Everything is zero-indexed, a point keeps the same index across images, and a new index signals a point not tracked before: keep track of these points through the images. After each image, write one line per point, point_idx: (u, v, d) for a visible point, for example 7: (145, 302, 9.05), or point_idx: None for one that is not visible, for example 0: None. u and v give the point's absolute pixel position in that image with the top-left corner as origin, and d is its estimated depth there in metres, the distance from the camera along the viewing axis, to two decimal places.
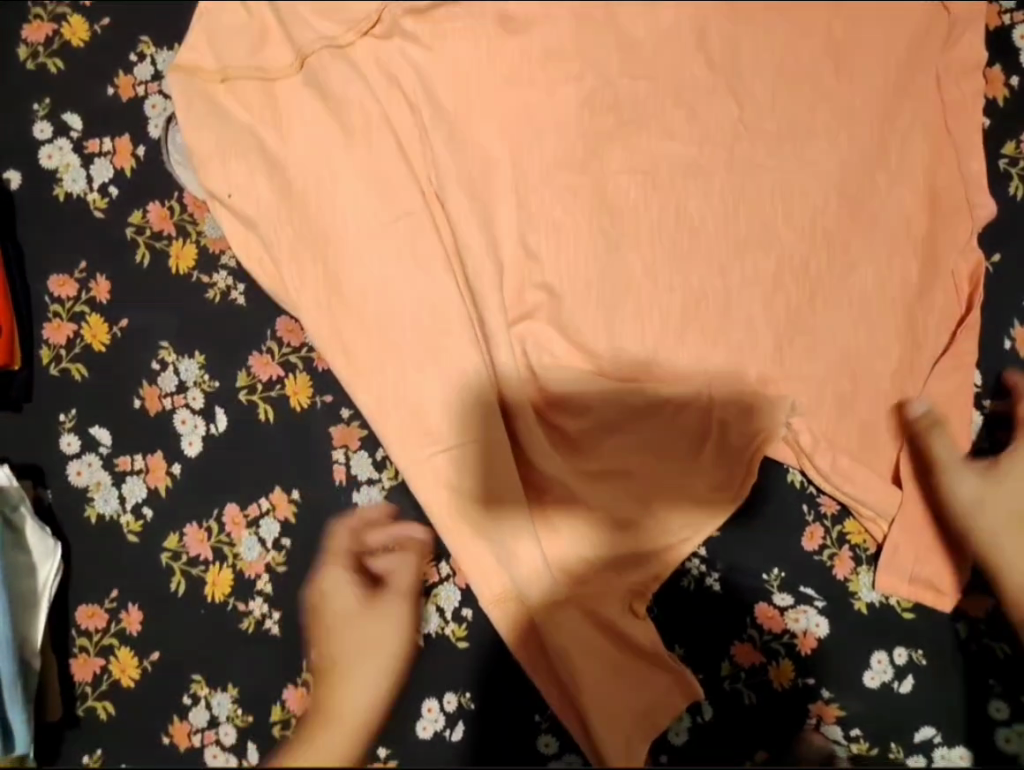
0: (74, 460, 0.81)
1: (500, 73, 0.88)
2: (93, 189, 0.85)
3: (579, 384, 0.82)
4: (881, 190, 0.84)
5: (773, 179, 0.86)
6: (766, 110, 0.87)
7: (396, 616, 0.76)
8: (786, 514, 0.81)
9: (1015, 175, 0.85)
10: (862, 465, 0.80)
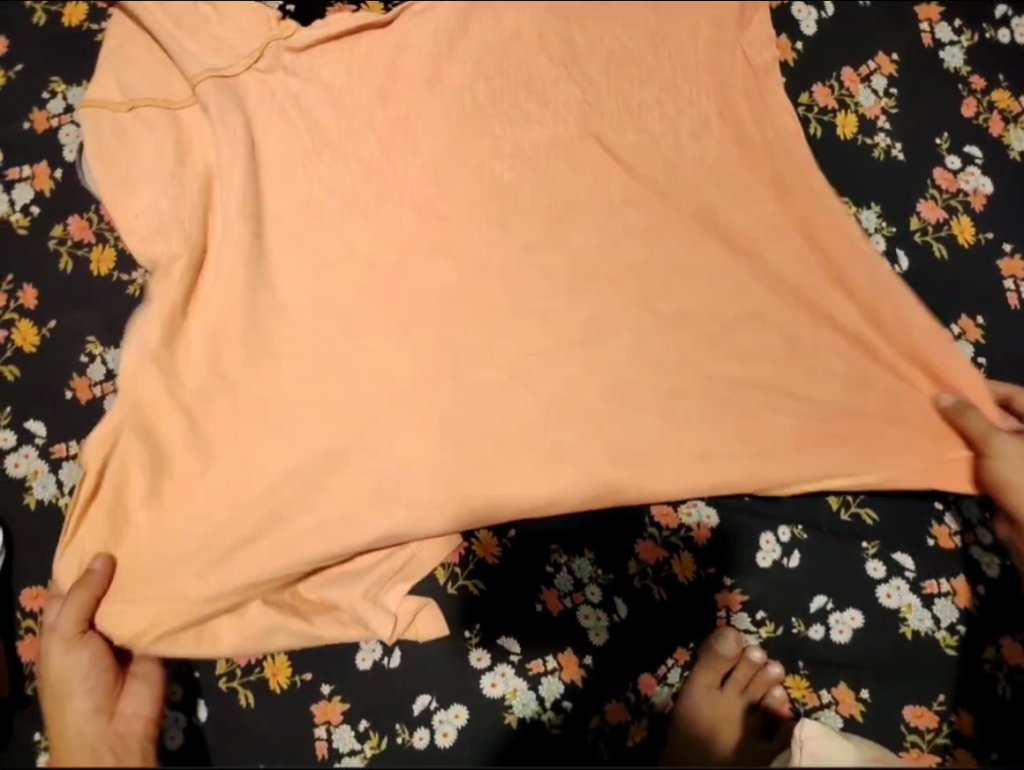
0: (11, 453, 0.87)
1: (350, 48, 0.90)
2: (16, 210, 0.94)
3: (466, 328, 0.88)
4: (715, 131, 0.93)
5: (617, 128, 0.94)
6: (603, 64, 0.93)
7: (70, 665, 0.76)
8: (687, 419, 0.85)
9: (813, 119, 0.97)
10: (740, 365, 0.87)
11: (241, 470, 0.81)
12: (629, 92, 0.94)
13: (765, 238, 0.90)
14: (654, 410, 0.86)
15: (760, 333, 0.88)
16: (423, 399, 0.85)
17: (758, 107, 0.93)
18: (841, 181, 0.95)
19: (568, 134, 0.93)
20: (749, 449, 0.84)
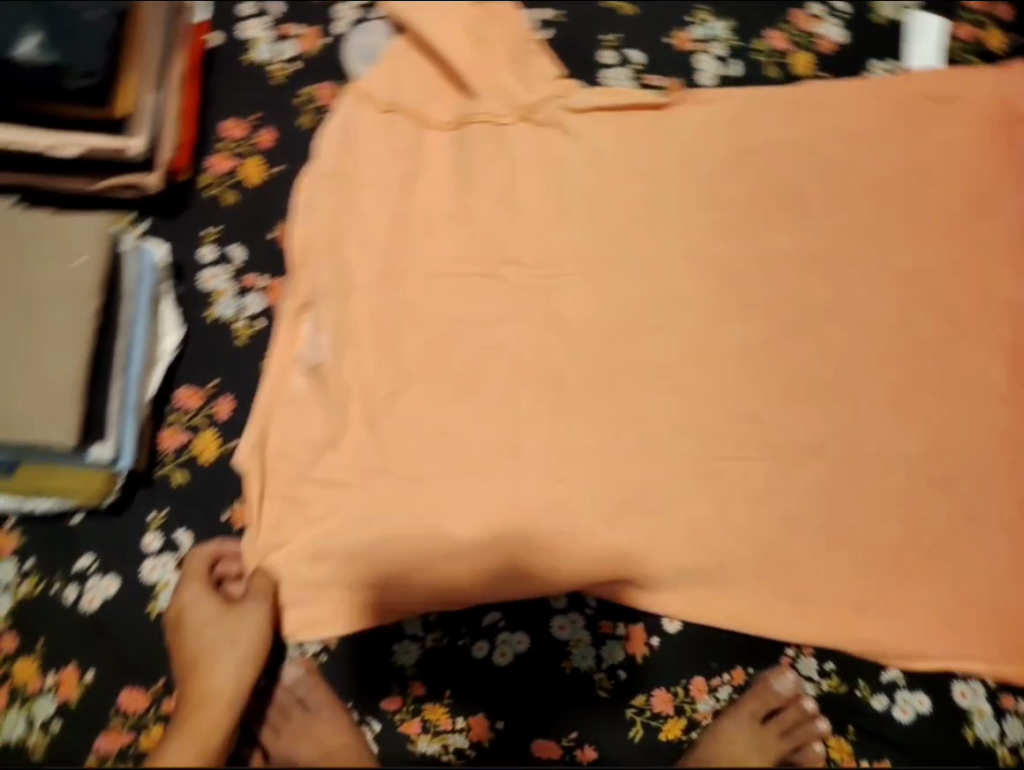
0: (208, 267, 0.91)
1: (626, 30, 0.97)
2: (277, 62, 0.96)
3: (647, 299, 0.93)
4: (943, 198, 0.93)
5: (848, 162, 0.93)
6: (853, 102, 0.94)
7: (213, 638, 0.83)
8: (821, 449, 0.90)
9: None
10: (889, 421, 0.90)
11: (411, 348, 0.91)
12: (874, 132, 0.94)
13: (958, 322, 0.91)
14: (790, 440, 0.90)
15: (915, 409, 0.90)
16: (588, 349, 0.92)
17: (1000, 200, 0.93)
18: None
19: (810, 170, 0.93)
20: (863, 509, 0.89)
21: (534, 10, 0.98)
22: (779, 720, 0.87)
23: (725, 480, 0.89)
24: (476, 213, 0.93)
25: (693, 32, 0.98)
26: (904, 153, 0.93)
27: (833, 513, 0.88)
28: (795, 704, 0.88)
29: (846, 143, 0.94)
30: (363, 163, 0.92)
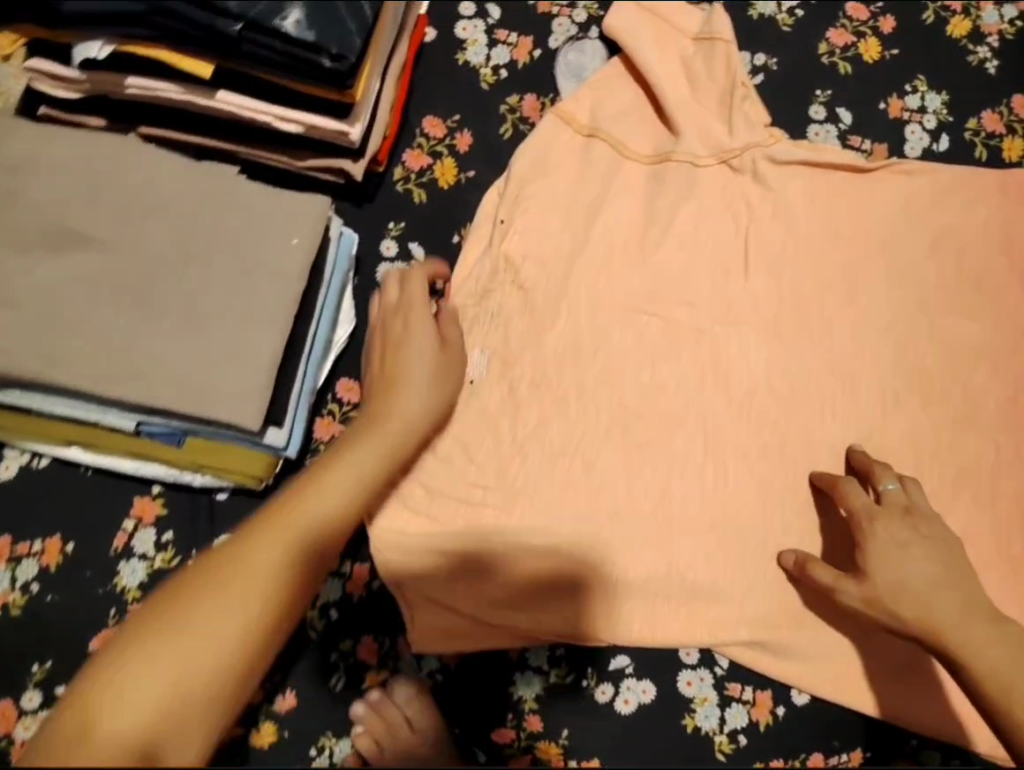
0: (387, 262, 0.91)
1: (835, 91, 0.97)
2: (488, 66, 0.96)
3: (818, 362, 0.91)
4: None
5: None
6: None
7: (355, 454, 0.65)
8: (981, 544, 0.87)
9: None
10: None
11: (576, 372, 0.89)
12: None
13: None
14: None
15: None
16: (753, 404, 0.90)
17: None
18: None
19: (996, 261, 0.93)
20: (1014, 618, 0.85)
21: (751, 54, 0.98)
22: None
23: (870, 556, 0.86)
24: (657, 253, 0.92)
25: (908, 101, 0.97)
26: None
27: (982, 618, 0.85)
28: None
29: None
30: (554, 188, 0.92)
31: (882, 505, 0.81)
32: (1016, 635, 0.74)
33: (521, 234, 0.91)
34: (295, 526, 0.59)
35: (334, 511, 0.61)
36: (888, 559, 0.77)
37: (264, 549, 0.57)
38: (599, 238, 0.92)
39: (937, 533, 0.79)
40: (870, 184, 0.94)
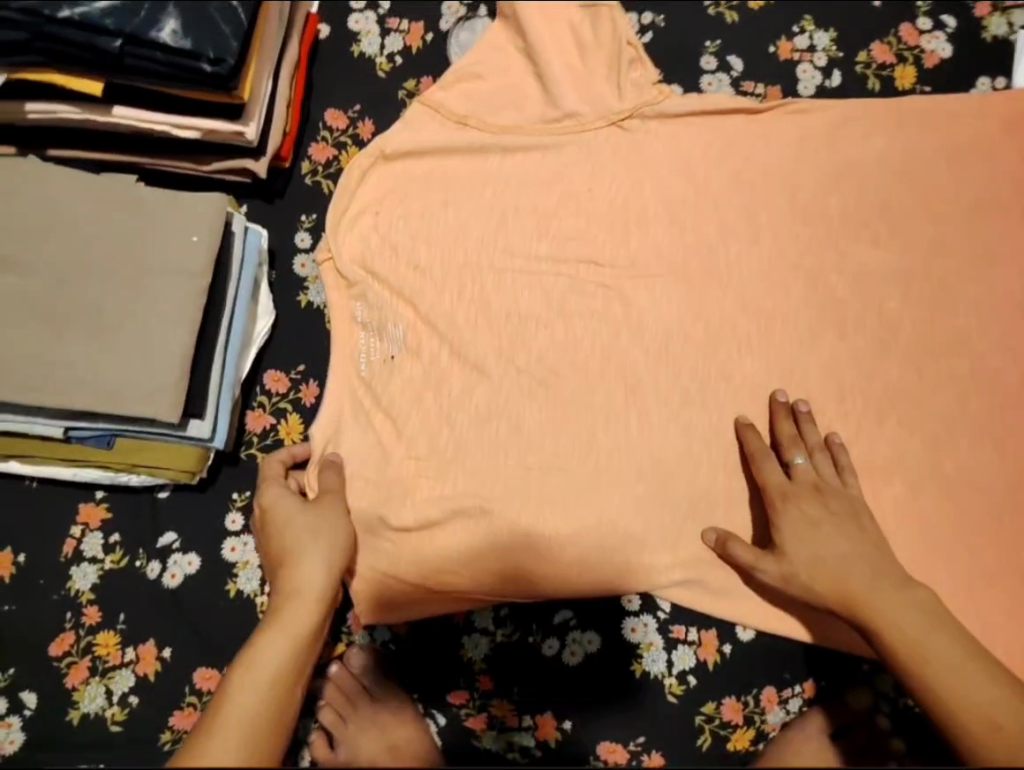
0: (301, 253, 0.94)
1: (725, 42, 1.01)
2: (383, 55, 1.00)
3: (730, 304, 0.92)
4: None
5: (943, 180, 0.95)
6: (942, 125, 0.96)
7: (297, 522, 0.79)
8: (907, 462, 0.87)
9: None
10: (978, 432, 0.88)
11: (493, 338, 0.91)
12: (965, 149, 0.96)
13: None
14: (865, 458, 0.88)
15: (999, 431, 0.88)
16: (669, 353, 0.90)
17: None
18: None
19: (900, 189, 0.95)
20: (946, 536, 0.85)
21: (639, 14, 1.02)
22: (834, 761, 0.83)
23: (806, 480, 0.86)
24: (557, 220, 0.95)
25: (797, 42, 1.00)
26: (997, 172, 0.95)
27: (915, 538, 0.85)
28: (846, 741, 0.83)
29: (941, 160, 0.95)
30: (457, 169, 0.97)
31: (793, 480, 0.83)
32: (925, 600, 0.76)
33: (429, 217, 0.95)
34: (296, 585, 0.75)
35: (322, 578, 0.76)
36: (801, 536, 0.80)
37: (268, 628, 0.72)
38: (501, 211, 0.96)
39: (844, 506, 0.81)
40: (764, 128, 0.97)
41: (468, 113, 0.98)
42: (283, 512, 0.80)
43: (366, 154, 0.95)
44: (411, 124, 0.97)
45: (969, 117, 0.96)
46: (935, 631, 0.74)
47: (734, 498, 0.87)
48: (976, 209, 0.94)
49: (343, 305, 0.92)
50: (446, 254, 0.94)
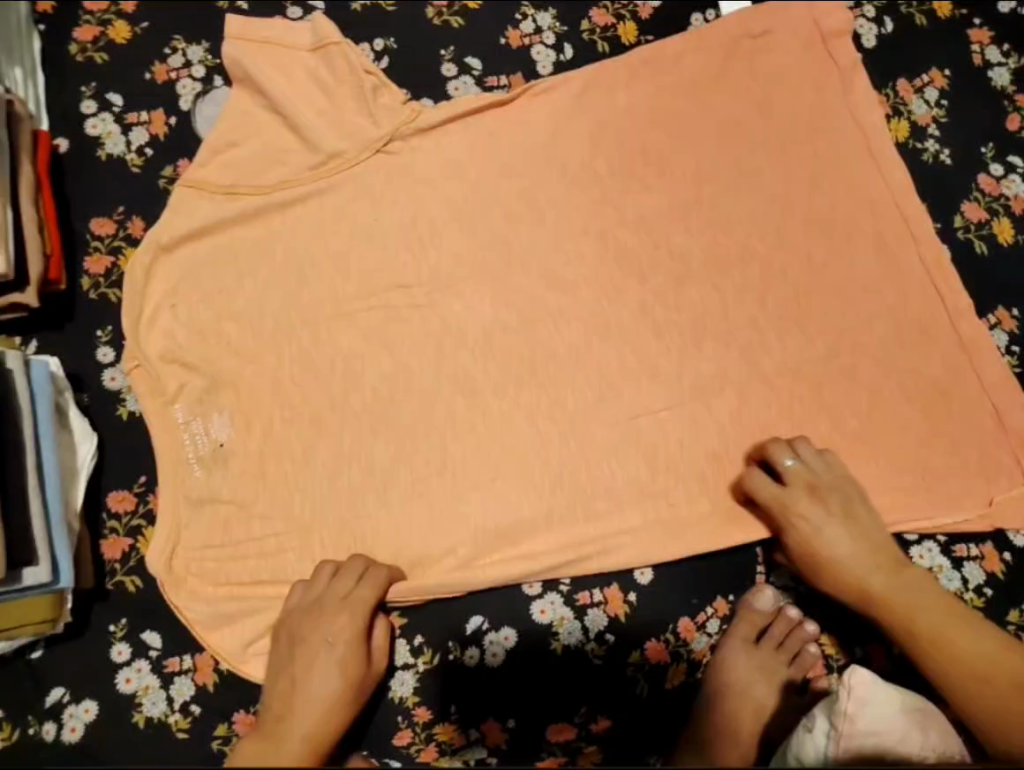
0: (109, 368, 0.95)
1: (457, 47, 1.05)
2: (131, 151, 1.02)
3: (535, 286, 0.97)
4: (774, 131, 1.03)
5: (683, 115, 1.03)
6: (671, 70, 1.05)
7: (329, 665, 0.81)
8: (732, 376, 0.94)
9: (890, 123, 1.06)
10: (781, 328, 0.96)
11: (328, 387, 0.94)
12: (696, 84, 1.04)
13: (821, 237, 1.00)
14: (696, 382, 0.94)
15: (801, 318, 0.96)
16: (494, 347, 0.95)
17: (828, 124, 1.04)
18: (904, 175, 1.02)
19: (651, 135, 1.02)
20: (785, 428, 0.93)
21: (370, 42, 1.05)
22: (759, 671, 0.89)
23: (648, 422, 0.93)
24: (355, 259, 0.98)
25: (523, 28, 1.06)
26: (730, 97, 1.04)
27: (760, 437, 0.93)
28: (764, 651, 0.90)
29: (678, 99, 1.04)
30: (243, 240, 0.98)
31: (787, 485, 0.88)
32: (924, 578, 0.85)
33: (229, 294, 0.96)
34: (297, 711, 0.79)
35: (337, 708, 0.80)
36: (818, 545, 0.86)
37: (278, 745, 0.75)
38: (295, 268, 0.97)
39: (838, 499, 0.87)
40: (517, 116, 1.03)
41: (236, 182, 0.99)
42: (307, 650, 0.82)
43: (143, 253, 0.97)
44: (181, 208, 0.99)
45: (692, 56, 1.05)
46: (957, 627, 0.82)
47: (592, 457, 0.92)
48: (723, 132, 1.03)
49: (163, 412, 0.93)
50: (258, 325, 0.96)
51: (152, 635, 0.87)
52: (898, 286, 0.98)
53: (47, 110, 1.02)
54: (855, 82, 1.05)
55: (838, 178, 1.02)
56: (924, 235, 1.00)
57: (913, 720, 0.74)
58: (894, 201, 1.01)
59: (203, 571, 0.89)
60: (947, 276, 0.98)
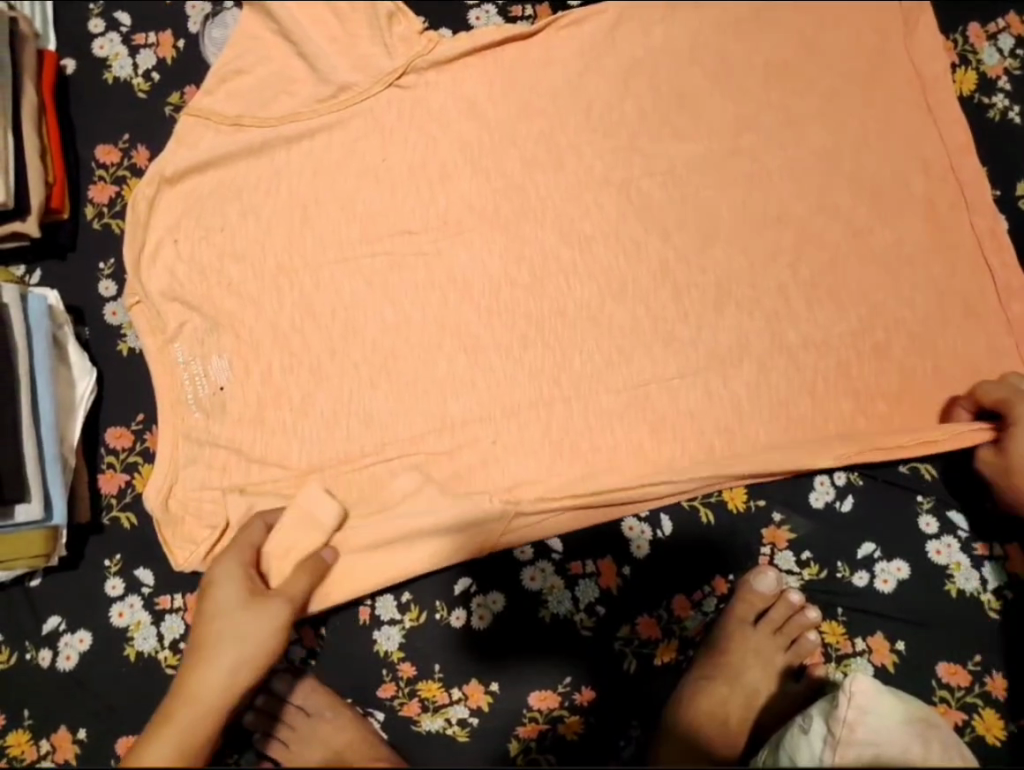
0: (111, 302, 0.94)
1: None
2: (138, 75, 0.97)
3: (549, 240, 0.92)
4: (824, 76, 0.94)
5: (727, 53, 0.94)
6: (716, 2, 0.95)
7: (228, 644, 0.76)
8: (751, 347, 0.88)
9: (956, 73, 0.95)
10: (807, 298, 0.89)
11: (326, 334, 0.91)
12: (740, 20, 0.95)
13: (863, 199, 0.91)
14: (713, 350, 0.88)
15: (835, 288, 0.89)
16: (500, 302, 0.91)
17: (885, 71, 0.94)
18: (964, 134, 0.92)
19: (686, 77, 0.94)
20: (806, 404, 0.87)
21: None
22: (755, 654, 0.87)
23: (658, 391, 0.88)
24: (360, 201, 0.94)
25: None
26: (778, 35, 0.95)
27: (780, 413, 0.86)
28: (761, 635, 0.87)
29: (719, 37, 0.95)
30: (247, 175, 0.94)
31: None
32: None
33: (231, 231, 0.93)
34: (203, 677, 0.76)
35: (221, 665, 0.76)
36: None
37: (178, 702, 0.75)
38: (299, 208, 0.94)
39: None
40: (542, 52, 0.95)
41: (244, 114, 0.95)
42: (215, 626, 0.77)
43: (146, 184, 0.93)
44: (188, 138, 0.95)
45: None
46: None
47: (594, 424, 0.87)
48: (767, 76, 0.94)
49: (162, 349, 0.91)
50: (259, 265, 0.92)
51: (145, 572, 0.88)
52: (944, 259, 0.90)
53: (54, 27, 0.98)
54: (921, 24, 0.94)
55: (891, 133, 0.92)
56: (979, 203, 0.90)
57: (920, 737, 0.70)
58: (949, 163, 0.92)
59: (198, 513, 0.88)
60: (1001, 250, 0.89)
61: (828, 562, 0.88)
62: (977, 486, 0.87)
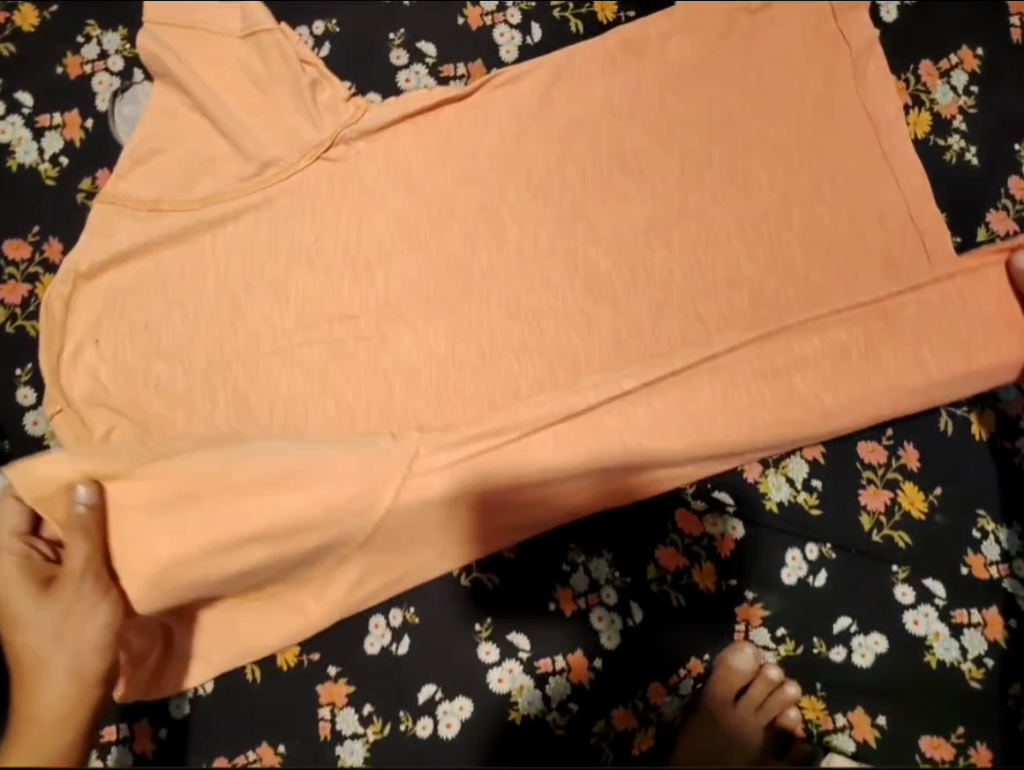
0: (31, 411, 0.87)
1: (410, 33, 0.94)
2: (45, 160, 0.90)
3: (495, 317, 0.87)
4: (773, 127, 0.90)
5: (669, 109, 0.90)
6: (656, 55, 0.91)
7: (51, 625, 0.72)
8: None
9: (910, 116, 0.91)
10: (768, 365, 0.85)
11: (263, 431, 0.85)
12: (683, 70, 0.91)
13: (821, 256, 0.87)
14: None
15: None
16: (449, 387, 0.85)
17: (837, 117, 0.90)
18: (920, 182, 0.88)
19: (629, 135, 0.90)
20: (758, 399, 0.80)
21: (308, 26, 0.94)
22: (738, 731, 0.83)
23: None
24: (294, 285, 0.88)
25: (484, 6, 0.94)
26: (723, 86, 0.90)
27: (736, 415, 0.79)
28: (743, 711, 0.83)
29: (661, 92, 0.90)
30: (169, 264, 0.88)
31: None
32: None
33: (155, 326, 0.87)
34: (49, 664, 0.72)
35: (58, 647, 0.72)
36: None
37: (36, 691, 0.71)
38: (227, 297, 0.88)
39: None
40: (477, 115, 0.90)
41: (161, 197, 0.88)
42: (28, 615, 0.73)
43: (60, 282, 0.87)
44: (103, 229, 0.88)
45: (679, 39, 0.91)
46: None
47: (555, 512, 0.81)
48: (714, 130, 0.90)
49: None
50: (188, 361, 0.87)
51: None
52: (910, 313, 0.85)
53: None
54: (870, 67, 0.90)
55: (846, 184, 0.88)
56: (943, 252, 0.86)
57: None
58: (908, 211, 0.88)
59: None
60: (973, 282, 0.82)
61: (802, 638, 0.85)
62: (956, 549, 0.84)
